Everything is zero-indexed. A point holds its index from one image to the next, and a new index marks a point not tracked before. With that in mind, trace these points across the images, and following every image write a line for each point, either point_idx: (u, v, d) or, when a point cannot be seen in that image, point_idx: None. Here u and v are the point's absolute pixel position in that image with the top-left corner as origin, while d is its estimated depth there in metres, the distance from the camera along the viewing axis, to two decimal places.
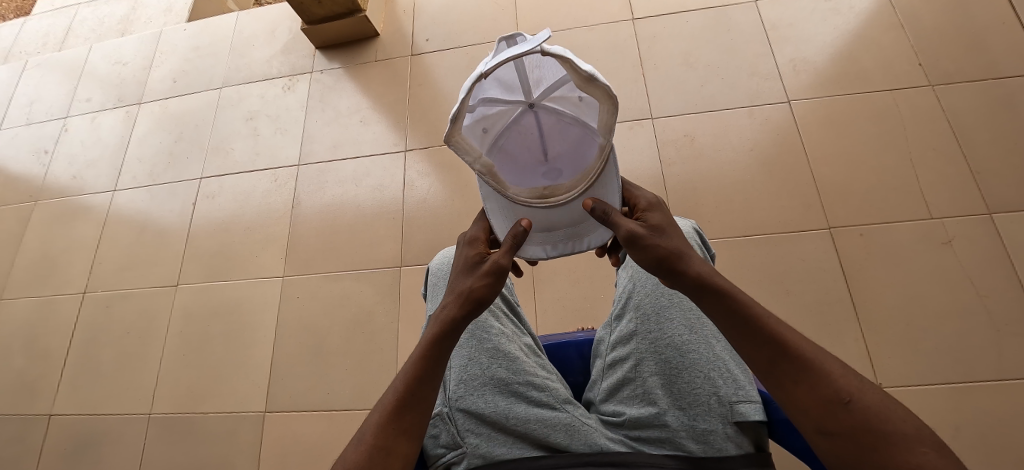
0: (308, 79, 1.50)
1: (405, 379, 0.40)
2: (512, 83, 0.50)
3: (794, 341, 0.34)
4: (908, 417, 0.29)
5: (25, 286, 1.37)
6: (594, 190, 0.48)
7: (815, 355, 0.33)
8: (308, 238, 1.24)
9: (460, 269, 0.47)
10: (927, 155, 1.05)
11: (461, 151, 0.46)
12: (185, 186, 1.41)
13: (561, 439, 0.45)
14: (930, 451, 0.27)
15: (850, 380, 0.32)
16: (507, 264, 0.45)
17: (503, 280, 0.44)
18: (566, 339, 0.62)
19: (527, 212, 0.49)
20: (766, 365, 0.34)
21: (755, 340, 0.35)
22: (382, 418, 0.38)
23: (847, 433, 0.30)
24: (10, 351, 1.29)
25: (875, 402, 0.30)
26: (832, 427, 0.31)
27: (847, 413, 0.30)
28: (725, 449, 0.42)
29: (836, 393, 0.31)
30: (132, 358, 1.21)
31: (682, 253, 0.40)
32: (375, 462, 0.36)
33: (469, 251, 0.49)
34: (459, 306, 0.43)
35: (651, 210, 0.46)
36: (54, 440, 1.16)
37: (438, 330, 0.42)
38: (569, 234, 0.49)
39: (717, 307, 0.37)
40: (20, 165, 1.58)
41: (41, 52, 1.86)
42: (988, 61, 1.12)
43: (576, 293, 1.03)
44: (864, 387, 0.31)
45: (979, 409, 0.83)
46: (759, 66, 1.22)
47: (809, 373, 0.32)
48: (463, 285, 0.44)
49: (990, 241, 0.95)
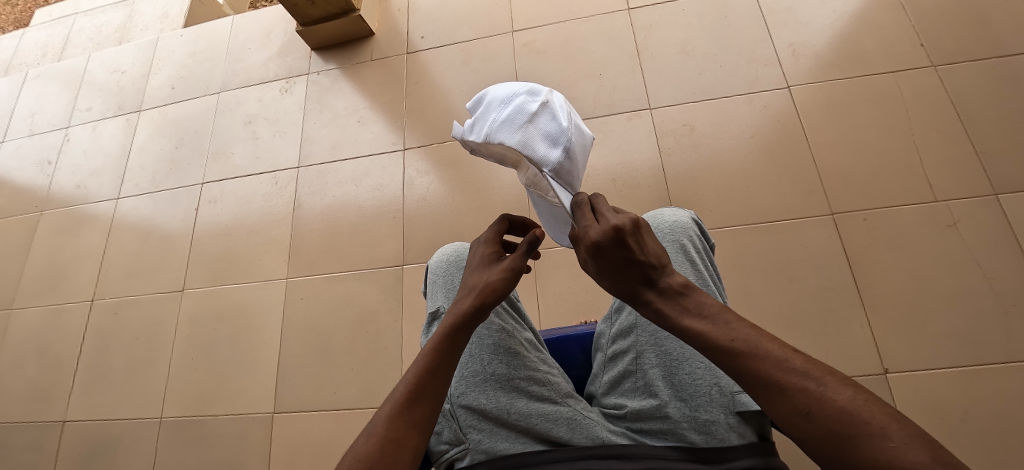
0: (305, 81, 1.50)
1: (416, 371, 0.39)
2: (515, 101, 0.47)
3: (750, 351, 0.29)
4: (876, 416, 0.25)
5: (34, 296, 1.39)
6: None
7: (776, 361, 0.28)
8: (310, 239, 1.25)
9: (475, 265, 0.48)
10: (930, 136, 1.04)
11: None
12: (187, 192, 1.42)
13: (562, 433, 0.45)
14: (899, 445, 0.23)
15: (808, 386, 0.27)
16: (519, 265, 0.45)
17: (517, 281, 0.44)
18: (566, 332, 0.62)
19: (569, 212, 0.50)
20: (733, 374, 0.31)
21: (711, 355, 0.31)
22: (393, 409, 0.37)
23: (816, 443, 0.26)
24: (23, 361, 1.31)
25: (836, 408, 0.26)
26: (801, 436, 0.27)
27: (806, 424, 0.27)
28: (727, 439, 0.41)
29: (794, 403, 0.27)
30: (142, 363, 1.23)
31: (628, 296, 0.36)
32: (387, 456, 0.35)
33: (482, 250, 0.49)
34: (473, 299, 0.43)
35: (588, 251, 0.36)
36: (69, 446, 1.18)
37: (448, 325, 0.42)
38: None
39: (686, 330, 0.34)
40: (25, 176, 1.60)
41: (40, 64, 1.88)
42: (992, 39, 1.10)
43: (578, 287, 1.03)
44: (827, 391, 0.27)
45: (989, 392, 0.83)
46: (757, 52, 1.20)
47: (766, 389, 0.28)
48: (483, 281, 0.45)
49: (997, 222, 0.94)
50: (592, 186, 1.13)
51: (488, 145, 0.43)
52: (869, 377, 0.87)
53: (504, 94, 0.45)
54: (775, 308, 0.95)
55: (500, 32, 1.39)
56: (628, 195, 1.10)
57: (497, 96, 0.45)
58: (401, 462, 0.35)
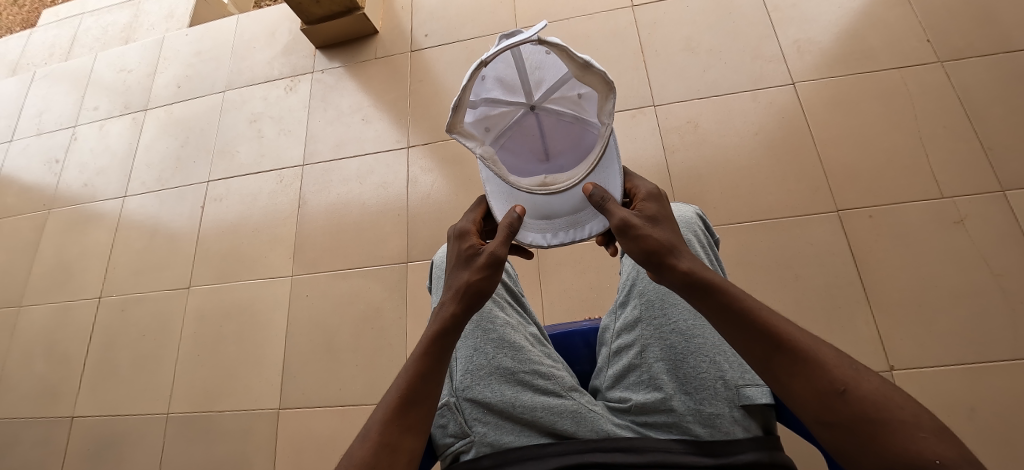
0: (309, 79, 1.50)
1: (407, 376, 0.39)
2: (512, 85, 0.50)
3: (789, 333, 0.32)
4: (907, 403, 0.28)
5: (43, 293, 1.41)
6: (595, 176, 0.47)
7: (809, 344, 0.32)
8: (315, 236, 1.26)
9: (454, 263, 0.45)
10: (937, 132, 1.03)
11: (464, 138, 0.48)
12: (193, 190, 1.43)
13: (568, 426, 0.45)
14: (931, 436, 0.27)
15: (844, 369, 0.30)
16: (502, 254, 0.43)
17: (500, 270, 0.43)
18: (571, 328, 0.63)
19: (528, 199, 0.49)
20: (762, 356, 0.33)
21: (748, 331, 0.33)
22: (385, 414, 0.38)
23: (845, 424, 0.29)
24: (30, 357, 1.33)
25: (871, 390, 0.29)
26: (831, 419, 0.29)
27: (842, 403, 0.29)
28: (732, 433, 0.42)
29: (831, 382, 0.30)
30: (149, 359, 1.24)
31: (673, 247, 0.38)
32: (381, 460, 0.35)
33: (461, 244, 0.46)
34: (458, 304, 0.42)
35: (646, 197, 0.44)
36: (78, 441, 1.19)
37: (436, 329, 0.42)
38: (569, 221, 0.49)
39: (706, 305, 0.36)
40: (33, 175, 1.61)
41: (48, 64, 1.89)
42: (1000, 34, 1.10)
43: (583, 284, 1.03)
44: (858, 375, 0.30)
45: (996, 389, 0.82)
46: (762, 48, 1.20)
47: (804, 367, 0.31)
48: (460, 281, 0.43)
49: (1005, 218, 0.93)
50: None
51: (589, 68, 0.44)
52: None
53: (541, 59, 0.48)
54: (779, 305, 0.94)
55: (504, 29, 1.39)
56: None
57: (531, 57, 0.48)
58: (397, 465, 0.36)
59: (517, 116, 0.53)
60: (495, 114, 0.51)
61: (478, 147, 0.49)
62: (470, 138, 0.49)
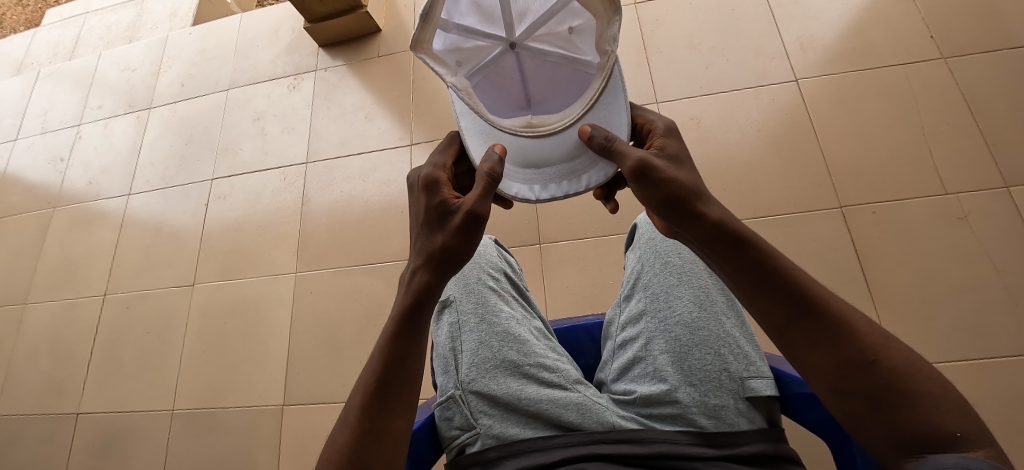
0: (312, 77, 1.51)
1: (379, 360, 0.39)
2: (491, 11, 0.42)
3: (825, 298, 0.34)
4: (934, 375, 0.31)
5: (48, 290, 1.41)
6: (591, 116, 0.43)
7: (844, 310, 0.33)
8: (318, 234, 1.26)
9: (427, 221, 0.42)
10: (940, 128, 1.03)
11: (433, 63, 0.40)
12: (197, 187, 1.44)
13: (573, 418, 0.45)
14: (954, 409, 0.29)
15: (876, 338, 0.32)
16: (481, 211, 0.39)
17: (480, 228, 0.40)
18: (576, 322, 0.63)
19: (511, 141, 0.44)
20: (789, 320, 0.34)
21: (780, 293, 0.34)
22: (364, 401, 0.38)
23: (865, 392, 0.32)
24: (36, 355, 1.33)
25: (900, 361, 0.31)
26: (850, 387, 0.32)
27: (868, 373, 0.31)
28: (736, 424, 0.42)
29: (860, 352, 0.32)
30: (154, 356, 1.24)
31: (698, 191, 0.38)
32: (362, 446, 0.36)
33: (432, 198, 0.42)
34: (432, 271, 0.40)
35: (663, 134, 0.43)
36: (84, 437, 1.20)
37: (409, 301, 0.40)
38: (562, 172, 0.45)
39: (733, 263, 0.36)
40: (39, 174, 1.62)
41: (52, 63, 1.90)
42: (1003, 30, 1.09)
43: (585, 280, 1.04)
44: (888, 345, 0.32)
45: (999, 385, 0.82)
46: (765, 45, 1.20)
47: (835, 335, 0.33)
48: (435, 245, 0.41)
49: (1008, 214, 0.93)
50: None
51: None
52: None
53: None
54: None
55: None
56: None
57: None
58: (381, 450, 0.37)
59: (494, 54, 0.44)
60: (468, 48, 0.43)
61: (449, 76, 0.41)
62: (438, 69, 0.40)
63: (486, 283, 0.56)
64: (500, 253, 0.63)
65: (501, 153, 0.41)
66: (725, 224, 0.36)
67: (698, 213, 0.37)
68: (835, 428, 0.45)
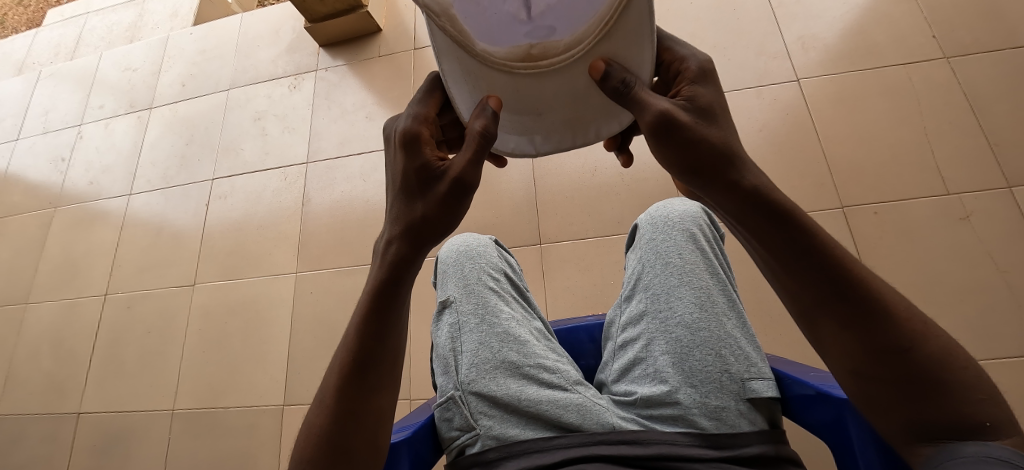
0: (313, 77, 1.51)
1: (351, 338, 0.38)
2: None
3: (869, 280, 0.31)
4: (964, 361, 0.31)
5: (50, 290, 1.41)
6: (605, 46, 0.37)
7: (886, 293, 0.31)
8: (319, 234, 1.26)
9: (406, 184, 0.37)
10: (942, 128, 1.03)
11: None
12: (198, 187, 1.44)
13: (573, 419, 0.45)
14: (983, 399, 0.30)
15: (916, 324, 0.31)
16: (468, 180, 0.35)
17: (466, 197, 0.36)
18: (576, 323, 0.63)
19: (507, 81, 0.39)
20: (820, 300, 0.33)
21: (817, 271, 0.32)
22: (341, 380, 0.38)
23: (890, 378, 0.32)
24: (38, 354, 1.34)
25: (934, 351, 0.31)
26: (876, 373, 0.32)
27: (901, 361, 0.31)
28: (736, 426, 0.42)
29: (899, 340, 0.31)
30: (155, 355, 1.24)
31: (730, 151, 0.33)
32: (341, 423, 0.37)
33: (412, 158, 0.36)
34: (410, 241, 0.37)
35: (695, 78, 0.36)
36: (85, 437, 1.20)
37: (385, 275, 0.38)
38: (567, 121, 0.42)
39: (767, 235, 0.33)
40: (40, 174, 1.62)
41: (53, 63, 1.91)
42: (1006, 30, 1.09)
43: (586, 280, 1.03)
44: (928, 333, 0.31)
45: (1002, 386, 0.82)
46: (767, 45, 1.19)
47: (874, 323, 0.31)
48: (415, 214, 0.37)
49: (1011, 214, 0.93)
50: (600, 182, 1.13)
51: None
52: None
53: None
54: None
55: None
56: (637, 190, 1.10)
57: None
58: (364, 423, 0.38)
59: None
60: None
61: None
62: None
63: (486, 284, 0.56)
64: (500, 254, 0.63)
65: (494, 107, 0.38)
66: (760, 196, 0.33)
67: (730, 183, 0.33)
68: (835, 432, 0.44)
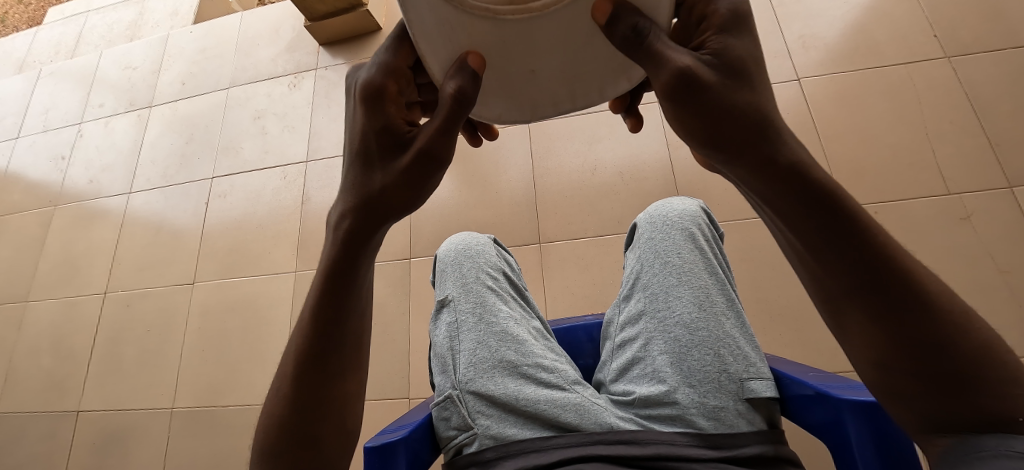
0: (313, 76, 1.50)
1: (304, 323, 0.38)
2: None
3: (912, 272, 0.29)
4: (1006, 359, 0.29)
5: (49, 289, 1.41)
6: None
7: (929, 285, 0.29)
8: (319, 233, 1.26)
9: (364, 149, 0.35)
10: (943, 128, 1.03)
11: None
12: (197, 186, 1.44)
13: (572, 418, 0.45)
14: None
15: (958, 318, 0.29)
16: (431, 153, 0.33)
17: (431, 171, 0.34)
18: (575, 322, 0.63)
19: (492, 33, 0.34)
20: (849, 290, 0.31)
21: (851, 257, 0.30)
22: (296, 369, 0.37)
23: (921, 375, 0.30)
24: (37, 353, 1.33)
25: (976, 347, 0.29)
26: (906, 367, 0.30)
27: (937, 358, 0.29)
28: (735, 426, 0.42)
29: (936, 336, 0.29)
30: (154, 354, 1.24)
31: (763, 121, 0.29)
32: (303, 411, 0.37)
33: (376, 120, 0.34)
34: (363, 216, 0.34)
35: (723, 27, 0.31)
36: (84, 436, 1.20)
37: (339, 249, 0.36)
38: (565, 80, 0.39)
39: (802, 217, 0.30)
40: (40, 172, 1.62)
41: (54, 61, 1.91)
42: (1008, 29, 1.09)
43: (585, 280, 1.03)
44: (969, 328, 0.29)
45: None
46: (767, 44, 1.19)
47: (910, 315, 0.29)
48: (371, 185, 0.34)
49: (1012, 215, 0.93)
50: (599, 181, 1.13)
51: None
52: None
53: None
54: (784, 302, 0.94)
55: None
56: (636, 189, 1.10)
57: None
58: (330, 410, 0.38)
59: None
60: None
61: None
62: None
63: (485, 283, 0.56)
64: (499, 253, 0.62)
65: (473, 66, 0.34)
66: (795, 179, 0.29)
67: (764, 164, 0.30)
68: (832, 432, 0.44)
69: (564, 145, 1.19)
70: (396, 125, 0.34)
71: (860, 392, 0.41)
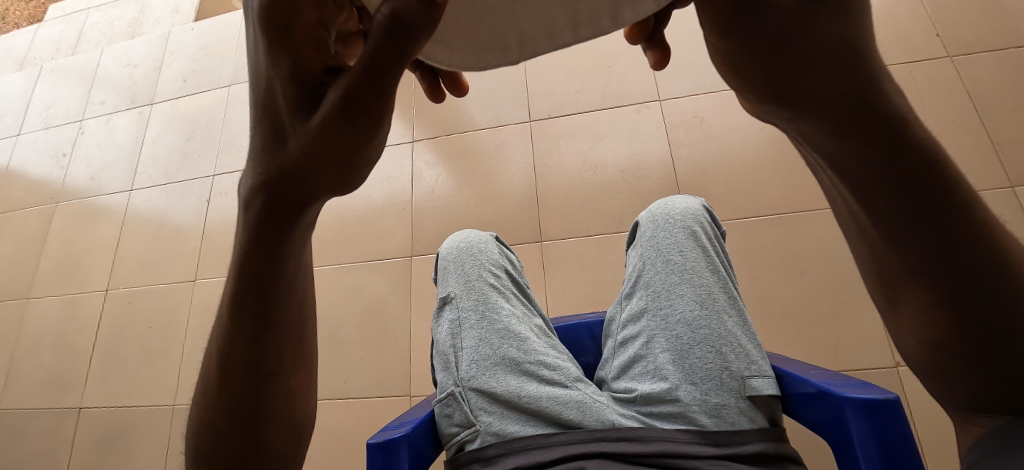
0: None
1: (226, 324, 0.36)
2: None
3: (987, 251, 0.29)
4: None
5: (51, 286, 1.42)
6: None
7: (1000, 260, 0.29)
8: (319, 231, 1.26)
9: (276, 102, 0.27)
10: (946, 127, 1.02)
11: None
12: (199, 183, 1.44)
13: (573, 416, 0.45)
14: None
15: None
16: (349, 127, 0.26)
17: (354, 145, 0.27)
18: (576, 320, 0.63)
19: None
20: (914, 268, 0.31)
21: (919, 231, 0.30)
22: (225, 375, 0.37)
23: (972, 351, 0.32)
24: (39, 349, 1.34)
25: None
26: (955, 344, 0.32)
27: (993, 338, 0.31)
28: (737, 423, 0.43)
29: (998, 315, 0.30)
30: (156, 351, 1.25)
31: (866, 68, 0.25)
32: (233, 414, 0.38)
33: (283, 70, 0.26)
34: (276, 190, 0.29)
35: None
36: (86, 432, 1.21)
37: (250, 231, 0.32)
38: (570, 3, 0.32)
39: (880, 188, 0.29)
40: (41, 169, 1.62)
41: (55, 58, 1.90)
42: (1010, 28, 1.08)
43: (586, 278, 1.03)
44: None
45: None
46: None
47: (974, 292, 0.30)
48: (285, 155, 0.28)
49: (1014, 214, 0.93)
50: (600, 180, 1.13)
51: None
52: (879, 370, 0.86)
53: None
54: (784, 300, 0.94)
55: None
56: (637, 188, 1.10)
57: None
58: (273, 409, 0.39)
59: None
60: None
61: None
62: None
63: (486, 280, 0.56)
64: (501, 250, 0.62)
65: None
66: (888, 141, 0.27)
67: (855, 117, 0.26)
68: (831, 431, 0.44)
69: (566, 144, 1.19)
70: (307, 73, 0.26)
71: (863, 391, 0.41)
